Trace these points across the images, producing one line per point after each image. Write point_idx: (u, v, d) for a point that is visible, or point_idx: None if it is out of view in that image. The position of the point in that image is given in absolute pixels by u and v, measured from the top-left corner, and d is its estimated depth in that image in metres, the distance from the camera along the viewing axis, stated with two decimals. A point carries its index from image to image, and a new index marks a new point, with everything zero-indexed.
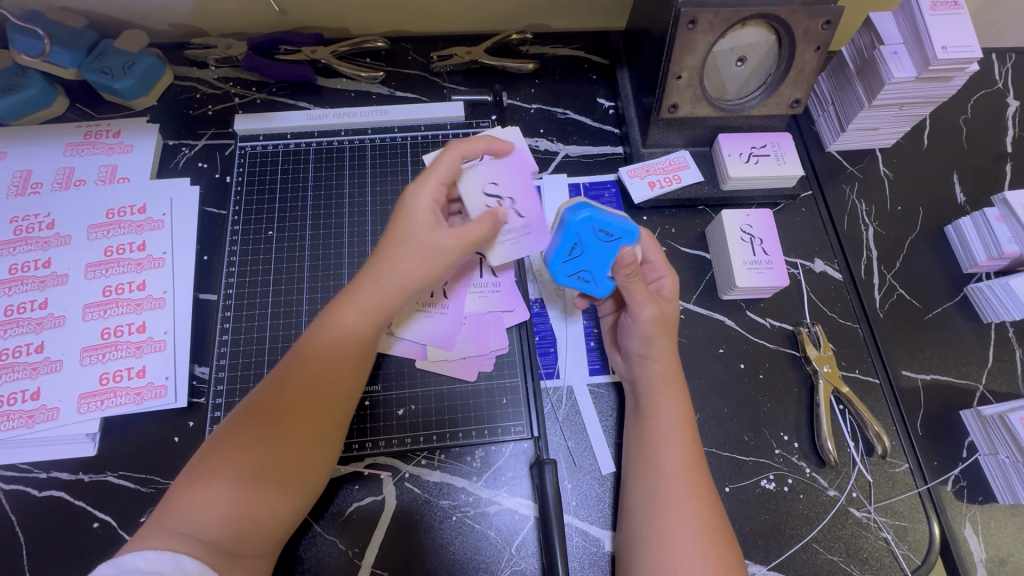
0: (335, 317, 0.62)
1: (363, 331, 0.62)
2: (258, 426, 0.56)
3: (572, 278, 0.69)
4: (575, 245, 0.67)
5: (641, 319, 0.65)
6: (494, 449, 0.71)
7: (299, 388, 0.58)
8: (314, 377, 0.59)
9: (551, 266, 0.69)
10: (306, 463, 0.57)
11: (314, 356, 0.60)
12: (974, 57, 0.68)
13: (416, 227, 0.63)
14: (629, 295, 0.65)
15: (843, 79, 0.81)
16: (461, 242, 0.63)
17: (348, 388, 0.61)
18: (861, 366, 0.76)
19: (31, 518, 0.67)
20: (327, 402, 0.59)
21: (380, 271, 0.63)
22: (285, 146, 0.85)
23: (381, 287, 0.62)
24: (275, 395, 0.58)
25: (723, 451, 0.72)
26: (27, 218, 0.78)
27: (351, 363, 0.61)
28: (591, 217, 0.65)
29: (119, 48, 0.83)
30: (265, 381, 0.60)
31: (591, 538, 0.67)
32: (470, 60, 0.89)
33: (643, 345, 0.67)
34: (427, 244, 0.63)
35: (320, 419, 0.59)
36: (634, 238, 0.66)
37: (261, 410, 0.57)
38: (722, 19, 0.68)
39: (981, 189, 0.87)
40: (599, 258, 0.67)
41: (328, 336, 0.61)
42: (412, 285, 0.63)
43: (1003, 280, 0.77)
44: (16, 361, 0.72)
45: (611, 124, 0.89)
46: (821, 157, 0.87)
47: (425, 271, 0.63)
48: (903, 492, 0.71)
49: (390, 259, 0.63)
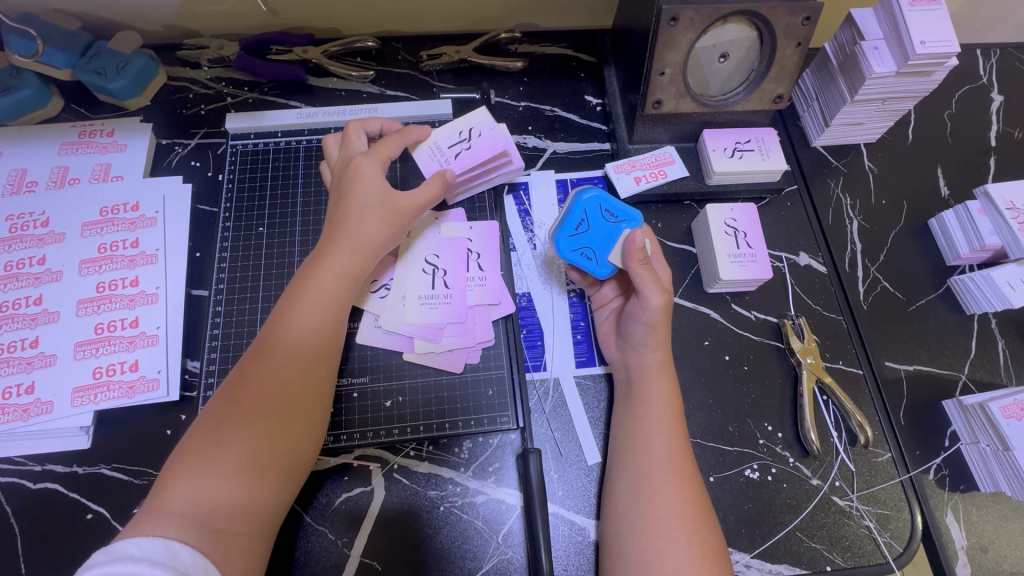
0: (302, 290, 0.64)
1: (332, 299, 0.64)
2: (237, 405, 0.57)
3: (574, 254, 0.70)
4: (582, 221, 0.71)
5: (650, 305, 0.65)
6: (481, 440, 0.73)
7: (270, 364, 0.60)
8: (287, 352, 0.61)
9: (557, 239, 0.71)
10: (286, 436, 0.58)
11: (284, 331, 0.62)
12: (952, 51, 0.69)
13: (369, 194, 0.68)
14: (638, 279, 0.65)
15: (826, 74, 0.82)
16: (417, 203, 0.70)
17: (321, 363, 0.62)
18: (845, 357, 0.77)
19: (27, 509, 0.68)
20: (301, 376, 0.60)
21: (344, 238, 0.66)
22: (277, 145, 0.86)
23: (349, 253, 0.66)
24: (249, 373, 0.59)
25: (708, 441, 0.73)
26: (22, 216, 0.79)
27: (322, 335, 0.63)
28: (599, 197, 0.72)
29: (112, 49, 0.85)
30: (240, 364, 0.61)
31: (577, 527, 0.68)
32: (459, 59, 0.91)
33: (646, 333, 0.67)
34: (383, 209, 0.68)
35: (298, 393, 0.60)
36: (635, 224, 0.71)
37: (236, 389, 0.58)
38: (704, 16, 0.69)
39: (965, 182, 0.87)
40: (603, 237, 0.70)
41: (296, 311, 0.63)
42: (375, 243, 0.67)
43: (985, 271, 0.77)
44: (11, 356, 0.73)
45: (598, 121, 0.90)
46: (806, 152, 0.88)
47: (384, 233, 0.68)
48: (885, 481, 0.72)
49: (350, 228, 0.67)
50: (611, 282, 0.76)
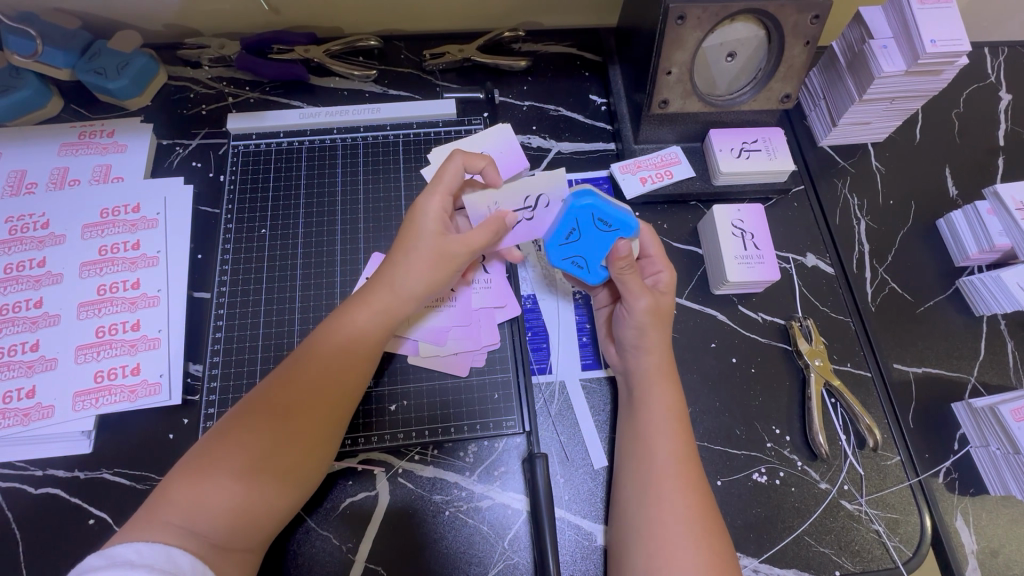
0: (343, 321, 0.63)
1: (369, 335, 0.63)
2: (257, 415, 0.57)
3: (567, 262, 0.69)
4: (573, 230, 0.67)
5: (635, 310, 0.66)
6: (487, 444, 0.72)
7: (305, 385, 0.59)
8: (318, 377, 0.60)
9: (548, 247, 0.69)
10: (307, 460, 0.58)
11: (323, 352, 0.61)
12: (963, 50, 0.68)
13: (426, 235, 0.64)
14: (623, 284, 0.65)
15: (834, 73, 0.81)
16: (469, 248, 0.63)
17: (349, 394, 0.62)
18: (853, 360, 0.77)
19: (28, 514, 0.67)
20: (328, 405, 0.60)
21: (386, 272, 0.64)
22: (278, 145, 0.85)
23: (387, 289, 0.64)
24: (283, 389, 0.59)
25: (716, 445, 0.72)
26: (22, 218, 0.78)
27: (355, 370, 0.62)
28: (595, 204, 0.66)
29: (112, 49, 0.84)
30: (275, 374, 0.61)
31: (583, 532, 0.68)
32: (462, 58, 0.90)
33: (636, 335, 0.67)
34: (433, 252, 0.64)
35: (324, 421, 0.59)
36: (630, 230, 0.66)
37: (267, 403, 0.58)
38: (712, 14, 0.68)
39: (973, 183, 0.87)
40: (593, 245, 0.68)
41: (337, 334, 0.62)
42: (418, 290, 0.64)
43: (994, 273, 0.77)
44: (12, 360, 0.72)
45: (603, 121, 0.89)
46: (813, 152, 0.87)
47: (429, 276, 0.64)
48: (895, 485, 0.71)
49: (397, 267, 0.64)
50: (608, 285, 0.74)
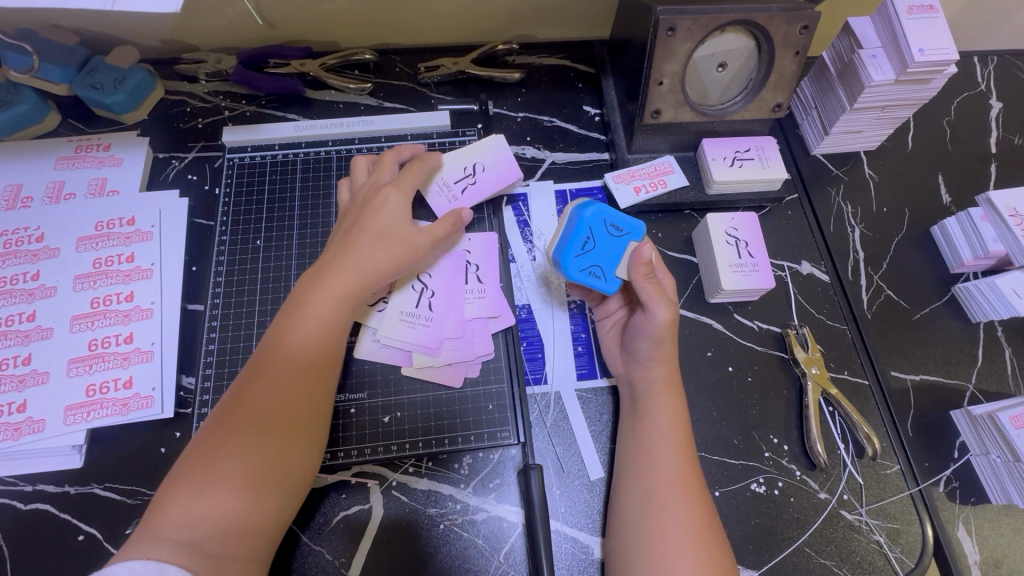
0: (304, 310, 0.62)
1: (333, 321, 0.63)
2: (235, 424, 0.56)
3: (584, 274, 0.67)
4: (587, 239, 0.67)
5: (657, 320, 0.64)
6: (482, 456, 0.71)
7: (274, 379, 0.59)
8: (289, 369, 0.59)
9: (562, 262, 0.67)
10: (288, 455, 0.57)
11: (287, 343, 0.61)
12: (951, 59, 0.68)
13: (387, 221, 0.68)
14: (647, 296, 0.64)
15: (825, 82, 0.81)
16: (431, 237, 0.69)
17: (322, 385, 0.61)
18: (850, 367, 0.76)
19: (17, 531, 0.66)
20: (302, 395, 0.59)
21: (347, 261, 0.65)
22: (274, 157, 0.85)
23: (350, 276, 0.64)
24: (254, 387, 0.58)
25: (713, 455, 0.72)
26: (16, 231, 0.78)
27: (324, 357, 0.62)
28: (602, 212, 0.68)
29: (110, 64, 0.85)
30: (243, 374, 0.60)
31: (580, 545, 0.67)
32: (456, 71, 0.91)
33: (650, 348, 0.66)
34: (393, 235, 0.67)
35: (298, 411, 0.59)
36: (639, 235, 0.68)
37: (239, 403, 0.58)
38: (701, 26, 0.68)
39: (967, 190, 0.87)
40: (610, 252, 0.67)
41: (299, 323, 0.62)
42: (383, 273, 0.66)
43: (989, 279, 0.77)
44: (3, 374, 0.72)
45: (597, 131, 0.89)
46: (806, 161, 0.88)
47: (394, 262, 0.66)
48: (894, 495, 0.71)
49: (356, 250, 0.65)
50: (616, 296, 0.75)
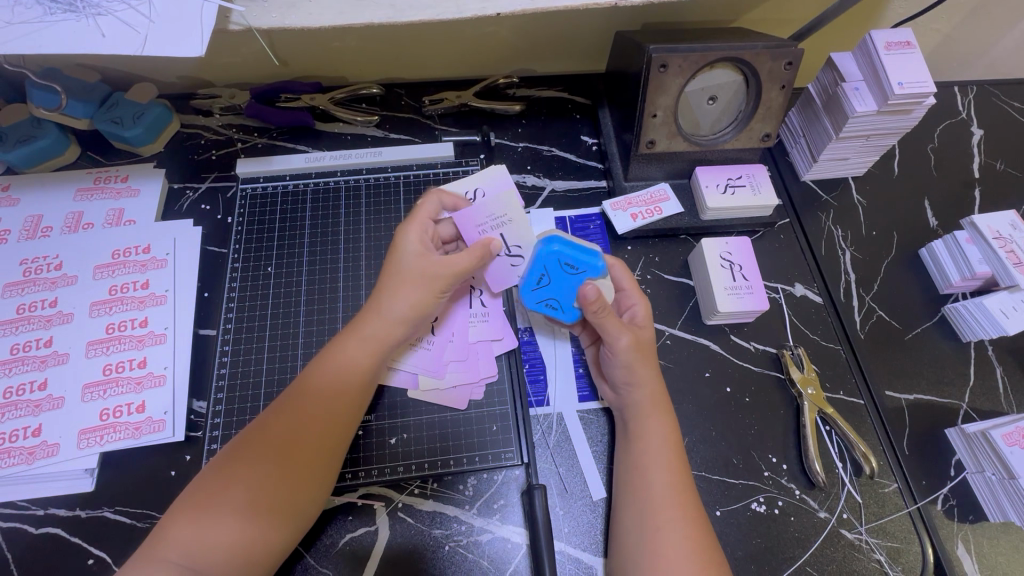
0: (336, 353, 0.65)
1: (361, 365, 0.65)
2: (248, 465, 0.58)
3: (540, 304, 0.71)
4: (543, 275, 0.69)
5: (618, 349, 0.67)
6: (486, 477, 0.73)
7: (297, 416, 0.61)
8: (315, 407, 0.61)
9: (521, 293, 0.71)
10: (300, 492, 0.59)
11: (315, 384, 0.63)
12: (929, 91, 0.72)
13: (411, 260, 0.67)
14: (600, 325, 0.67)
15: (812, 112, 0.85)
16: (451, 268, 0.67)
17: (344, 423, 0.63)
18: (845, 387, 0.78)
19: (28, 554, 0.67)
20: (322, 434, 0.61)
21: (378, 305, 0.66)
22: (284, 188, 0.89)
23: (379, 319, 0.66)
24: (277, 423, 0.60)
25: (714, 474, 0.73)
26: (36, 260, 0.81)
27: (349, 403, 0.63)
28: (563, 250, 0.68)
29: (129, 100, 0.89)
30: (269, 410, 0.62)
31: (583, 565, 0.68)
32: (460, 103, 0.95)
33: (626, 373, 0.68)
34: (418, 275, 0.66)
35: (317, 450, 0.60)
36: (598, 272, 0.68)
37: (259, 437, 0.59)
38: (692, 62, 0.73)
39: (953, 213, 0.90)
40: (566, 288, 0.69)
41: (330, 366, 0.64)
42: (410, 314, 0.66)
43: (978, 300, 0.79)
44: (19, 399, 0.73)
45: (594, 160, 0.93)
46: (797, 186, 0.91)
47: (421, 303, 0.66)
48: (894, 513, 0.72)
49: (386, 294, 0.66)
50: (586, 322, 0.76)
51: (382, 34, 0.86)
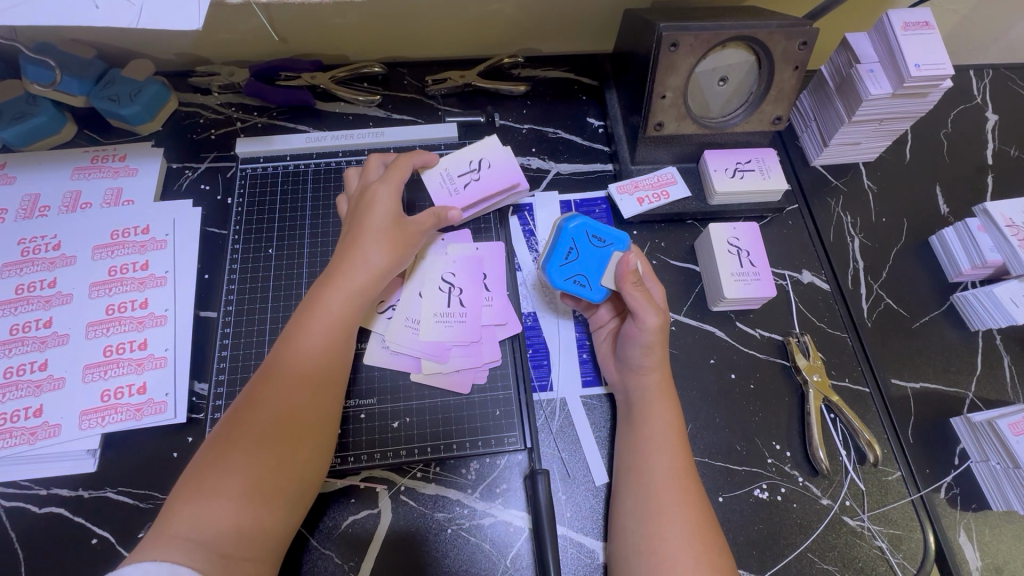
0: (313, 320, 0.64)
1: (338, 330, 0.65)
2: (238, 443, 0.57)
3: (567, 282, 0.70)
4: (571, 249, 0.70)
5: (647, 326, 0.66)
6: (489, 461, 0.72)
7: (283, 389, 0.60)
8: (298, 376, 0.61)
9: (548, 270, 0.70)
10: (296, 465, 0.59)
11: (298, 355, 0.62)
12: (946, 73, 0.70)
13: (383, 218, 0.70)
14: (636, 303, 0.65)
15: (824, 95, 0.83)
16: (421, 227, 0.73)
17: (329, 390, 0.63)
18: (851, 375, 0.77)
19: (30, 534, 0.68)
20: (309, 401, 0.61)
21: (352, 266, 0.67)
22: (285, 168, 0.87)
23: (354, 279, 0.67)
24: (264, 398, 0.59)
25: (717, 460, 0.73)
26: (34, 239, 0.80)
27: (330, 363, 0.64)
28: (589, 223, 0.70)
29: (126, 77, 0.87)
30: (252, 385, 0.61)
31: (585, 549, 0.68)
32: (463, 83, 0.93)
33: (643, 354, 0.67)
34: (390, 232, 0.70)
35: (309, 420, 0.60)
36: (624, 246, 0.70)
37: (247, 414, 0.58)
38: (703, 42, 0.71)
39: (965, 201, 0.88)
40: (593, 262, 0.70)
41: (309, 335, 0.63)
42: (382, 269, 0.69)
43: (987, 288, 0.78)
44: (20, 379, 0.73)
45: (601, 143, 0.91)
46: (806, 171, 0.90)
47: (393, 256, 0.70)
48: (897, 500, 0.72)
49: (361, 252, 0.68)
50: (609, 302, 0.77)
51: (386, 11, 0.84)
